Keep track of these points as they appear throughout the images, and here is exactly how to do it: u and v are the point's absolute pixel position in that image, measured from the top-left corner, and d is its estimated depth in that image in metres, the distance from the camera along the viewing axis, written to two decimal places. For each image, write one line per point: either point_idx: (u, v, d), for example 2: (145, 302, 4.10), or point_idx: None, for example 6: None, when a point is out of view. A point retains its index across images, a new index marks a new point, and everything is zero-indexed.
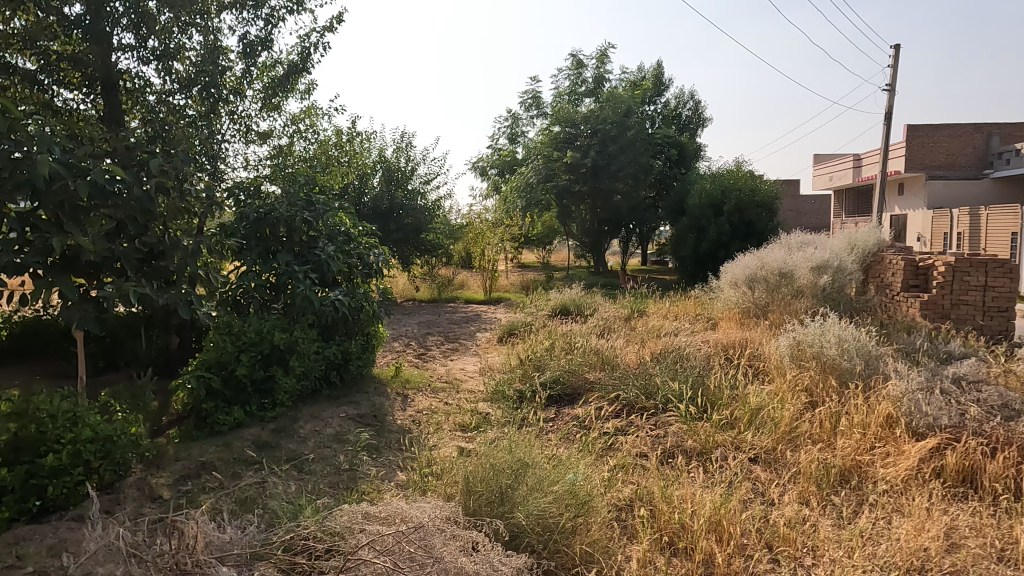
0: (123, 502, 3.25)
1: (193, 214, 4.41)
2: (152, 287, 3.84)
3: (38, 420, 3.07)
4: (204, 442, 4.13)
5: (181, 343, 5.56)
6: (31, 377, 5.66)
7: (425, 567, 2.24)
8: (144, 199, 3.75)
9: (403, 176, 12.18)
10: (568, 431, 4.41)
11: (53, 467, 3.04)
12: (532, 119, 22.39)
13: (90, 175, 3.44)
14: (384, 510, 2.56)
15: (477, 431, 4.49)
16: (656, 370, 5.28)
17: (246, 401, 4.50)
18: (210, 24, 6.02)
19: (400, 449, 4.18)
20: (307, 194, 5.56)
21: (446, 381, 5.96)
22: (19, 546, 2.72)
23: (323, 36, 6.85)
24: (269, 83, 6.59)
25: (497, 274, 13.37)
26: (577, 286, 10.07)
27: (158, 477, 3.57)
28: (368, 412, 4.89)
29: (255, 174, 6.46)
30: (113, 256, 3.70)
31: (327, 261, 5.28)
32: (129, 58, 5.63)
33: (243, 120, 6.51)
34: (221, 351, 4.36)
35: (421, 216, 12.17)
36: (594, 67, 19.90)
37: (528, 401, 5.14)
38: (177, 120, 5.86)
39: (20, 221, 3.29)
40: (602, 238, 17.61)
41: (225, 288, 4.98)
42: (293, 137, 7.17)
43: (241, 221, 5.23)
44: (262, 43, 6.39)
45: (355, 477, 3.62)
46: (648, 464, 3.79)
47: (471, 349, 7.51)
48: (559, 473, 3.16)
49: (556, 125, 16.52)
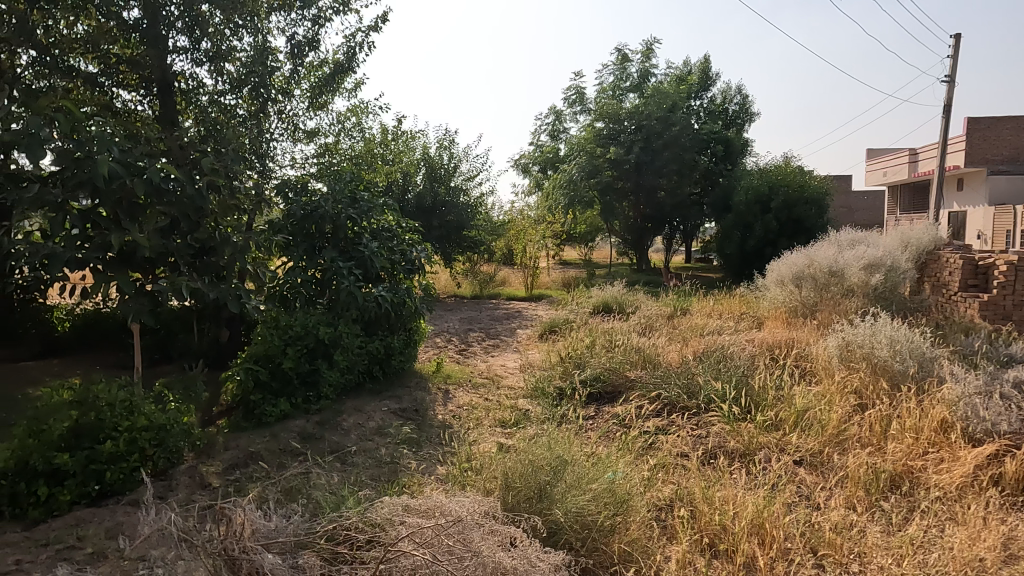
0: (176, 488, 3.38)
1: (243, 210, 4.53)
2: (203, 283, 3.96)
3: (98, 408, 3.23)
4: (253, 432, 4.26)
5: (232, 336, 5.75)
6: (92, 366, 5.97)
7: (463, 561, 2.27)
8: (196, 198, 3.88)
9: (446, 173, 12.24)
10: (608, 430, 4.39)
11: (111, 453, 3.18)
12: (575, 116, 22.24)
13: (146, 173, 3.60)
14: (423, 503, 2.61)
15: (517, 427, 4.49)
16: (698, 369, 5.19)
17: (292, 394, 4.63)
18: (260, 26, 6.17)
19: (440, 443, 4.22)
20: (351, 192, 5.67)
21: (486, 376, 5.99)
22: (79, 529, 2.86)
23: (368, 35, 6.94)
24: (316, 83, 6.73)
25: (538, 271, 13.36)
26: (619, 283, 9.96)
27: (208, 466, 3.68)
28: (410, 406, 4.94)
29: (302, 172, 6.60)
30: (167, 252, 3.84)
31: (372, 257, 5.34)
32: (183, 60, 5.84)
33: (291, 118, 6.65)
34: (268, 344, 4.52)
35: (464, 214, 12.22)
36: (638, 61, 19.59)
37: (567, 398, 5.12)
38: (227, 120, 6.04)
39: (82, 218, 3.49)
40: (645, 236, 17.53)
41: (273, 283, 5.18)
42: (339, 135, 7.30)
43: (288, 218, 5.37)
44: (310, 44, 6.52)
45: (396, 471, 3.69)
46: (690, 464, 3.73)
47: (513, 345, 7.52)
48: (598, 471, 3.15)
49: (599, 120, 16.39)
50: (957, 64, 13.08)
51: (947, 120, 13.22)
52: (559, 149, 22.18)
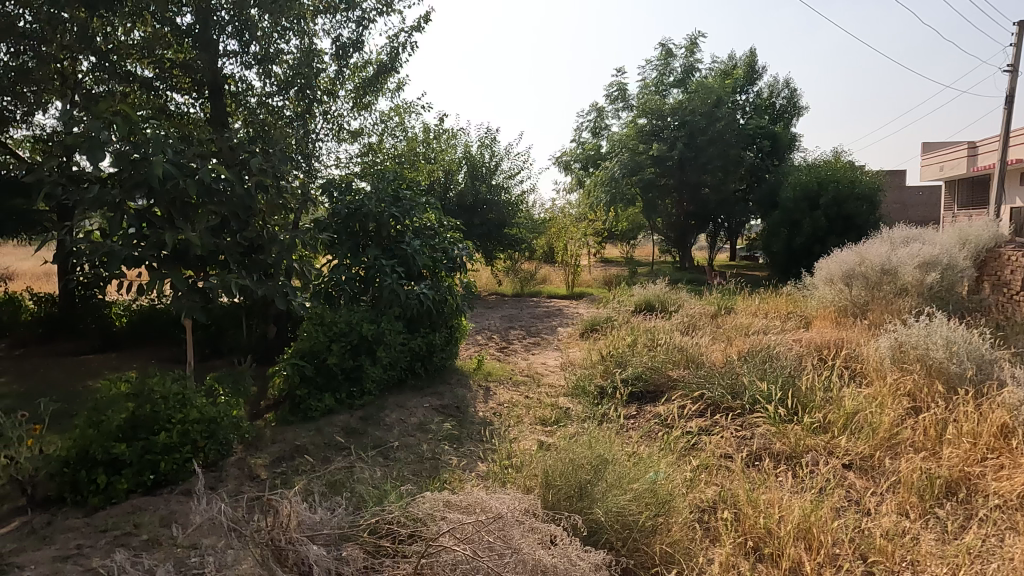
0: (225, 479, 3.48)
1: (290, 209, 4.63)
2: (252, 280, 4.07)
3: (153, 400, 3.36)
4: (299, 426, 4.36)
5: (279, 332, 5.89)
6: (148, 360, 6.21)
7: (503, 557, 2.29)
8: (245, 197, 3.99)
9: (487, 171, 12.29)
10: (650, 429, 4.35)
11: (165, 444, 3.30)
12: (617, 112, 22.03)
13: (198, 174, 3.72)
14: (464, 499, 2.63)
15: (557, 425, 4.48)
16: (743, 370, 5.09)
17: (337, 389, 4.72)
18: (306, 28, 6.30)
19: (480, 440, 4.24)
20: (394, 190, 5.75)
21: (527, 374, 6.00)
22: (136, 516, 2.98)
23: (411, 36, 7.01)
24: (360, 84, 6.83)
25: (579, 268, 13.29)
26: (661, 282, 9.84)
27: (256, 459, 3.79)
28: (451, 403, 4.98)
29: (347, 171, 6.72)
30: (218, 250, 3.96)
31: (414, 255, 5.40)
32: (233, 63, 6.01)
33: (336, 119, 6.77)
34: (313, 341, 4.63)
35: (505, 212, 12.26)
36: (682, 56, 19.29)
37: (608, 397, 5.08)
38: (275, 121, 6.19)
39: (139, 217, 3.63)
40: (688, 233, 17.27)
41: (318, 280, 5.29)
42: (382, 135, 7.40)
43: (332, 217, 5.47)
44: (354, 45, 6.63)
45: (437, 466, 3.72)
46: (733, 466, 3.67)
47: (553, 344, 7.51)
48: (639, 471, 3.13)
49: (642, 117, 16.21)
50: (1021, 53, 12.48)
51: (1010, 111, 12.63)
52: (601, 146, 22.03)
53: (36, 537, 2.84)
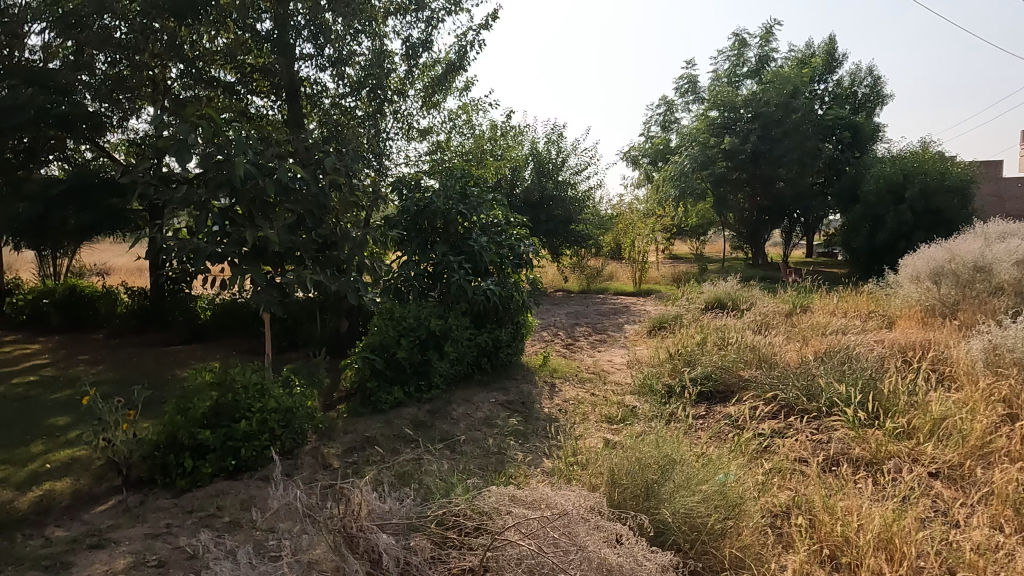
0: (301, 467, 3.62)
1: (361, 207, 4.77)
2: (326, 275, 4.22)
3: (234, 390, 3.54)
4: (369, 418, 4.49)
5: (351, 326, 6.08)
6: (230, 351, 6.53)
7: (569, 554, 2.29)
8: (320, 195, 4.13)
9: (553, 168, 12.26)
10: (719, 430, 4.24)
11: (246, 432, 3.47)
12: (688, 105, 21.52)
13: (276, 174, 3.88)
14: (529, 494, 2.65)
15: (624, 424, 4.43)
16: (819, 371, 4.88)
17: (405, 382, 4.83)
18: (378, 30, 6.45)
19: (546, 436, 4.25)
20: (462, 187, 5.81)
21: (593, 371, 5.96)
22: (219, 499, 3.14)
23: (479, 34, 7.07)
24: (429, 83, 6.95)
25: (647, 265, 13.07)
26: (733, 279, 9.56)
27: (329, 448, 3.92)
28: (517, 398, 5.01)
29: (416, 169, 6.85)
30: (294, 247, 4.11)
31: (481, 252, 5.45)
32: (309, 66, 6.22)
33: (406, 118, 6.91)
34: (383, 335, 4.79)
35: (571, 208, 12.20)
36: (757, 46, 18.63)
37: (676, 397, 4.98)
38: (348, 122, 6.38)
39: (222, 216, 3.82)
40: (761, 229, 16.71)
41: (389, 276, 5.45)
42: (450, 133, 7.50)
43: (402, 214, 5.59)
44: (423, 45, 6.74)
45: (503, 461, 3.75)
46: (809, 471, 3.53)
47: (620, 341, 7.43)
48: (708, 473, 3.06)
49: (713, 109, 15.76)
50: None
51: None
52: (670, 140, 21.57)
53: (130, 516, 3.04)
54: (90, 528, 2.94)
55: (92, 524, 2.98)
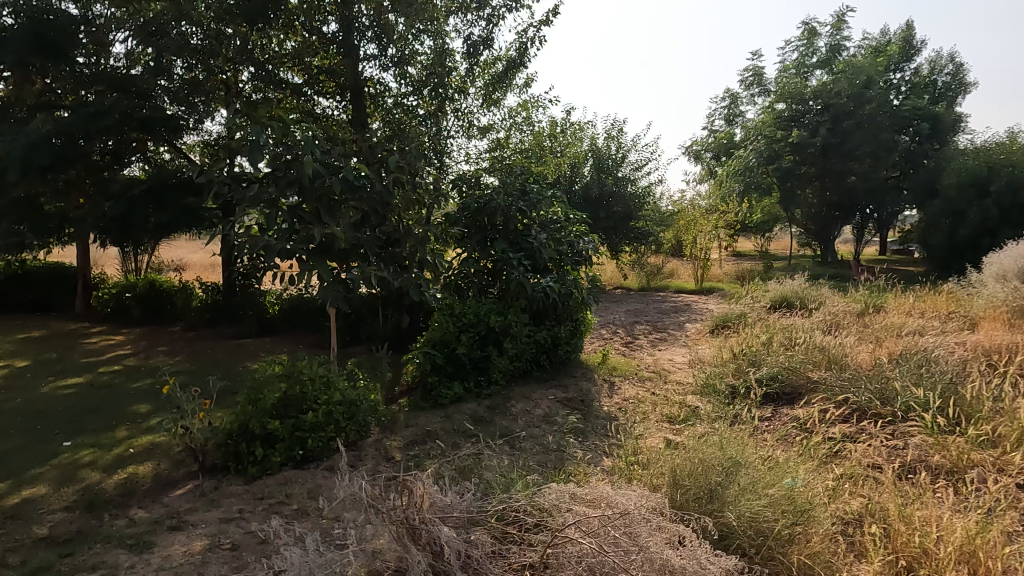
0: (364, 458, 3.71)
1: (423, 204, 4.84)
2: (389, 272, 4.30)
3: (302, 382, 3.66)
4: (430, 412, 4.56)
5: (412, 321, 6.18)
6: (297, 345, 6.75)
7: (630, 555, 2.27)
8: (384, 193, 4.22)
9: (613, 164, 12.12)
10: (786, 433, 4.10)
11: (312, 423, 3.58)
12: (753, 98, 20.90)
13: (342, 172, 3.98)
14: (590, 492, 2.63)
15: (686, 424, 4.34)
16: (895, 373, 4.66)
17: (465, 377, 4.88)
18: (439, 29, 6.53)
19: (605, 435, 4.21)
20: (522, 184, 5.82)
21: (653, 370, 5.87)
22: (288, 487, 3.26)
23: (540, 30, 7.06)
24: (489, 80, 6.99)
25: (709, 262, 12.76)
26: (801, 277, 9.23)
27: (391, 441, 4.00)
28: (576, 396, 4.98)
29: (476, 166, 6.90)
30: (359, 244, 4.21)
31: (540, 249, 5.45)
32: (373, 66, 6.36)
33: (467, 116, 6.97)
34: (444, 330, 4.86)
35: (631, 204, 12.05)
36: (828, 35, 17.90)
37: (741, 398, 4.85)
38: (410, 120, 6.48)
39: (291, 213, 3.94)
40: (831, 225, 16.07)
41: (449, 272, 5.51)
42: (510, 130, 7.53)
43: (463, 211, 5.64)
44: (484, 43, 6.77)
45: (562, 459, 3.74)
46: (883, 478, 3.38)
47: (681, 340, 7.29)
48: (775, 477, 2.97)
49: (780, 102, 15.25)
50: None
51: None
52: (734, 134, 20.99)
53: (205, 500, 3.18)
54: (170, 510, 3.10)
55: (171, 507, 3.14)
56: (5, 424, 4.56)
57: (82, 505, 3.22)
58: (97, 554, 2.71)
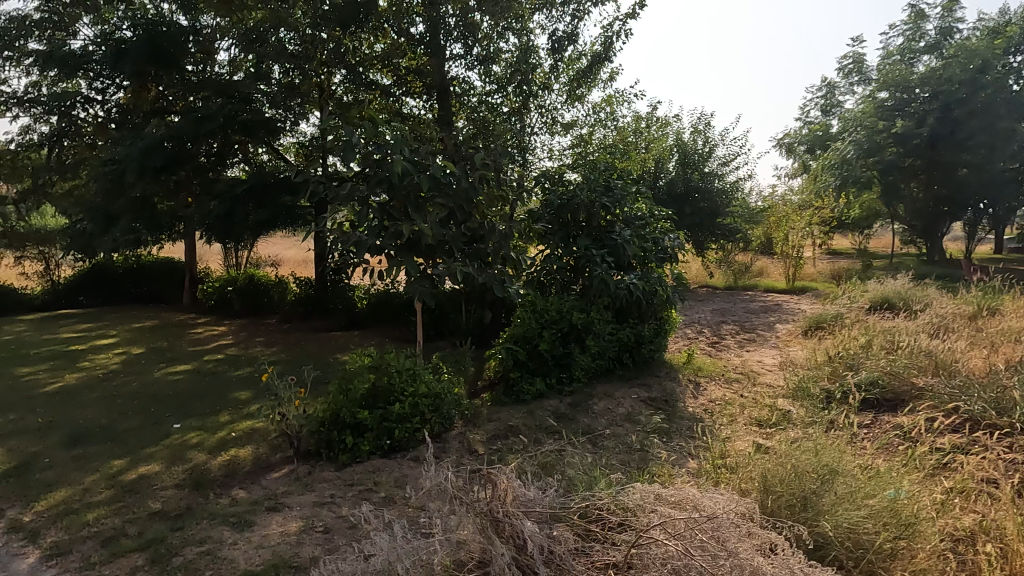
0: (448, 450, 3.78)
1: (507, 201, 4.88)
2: (473, 268, 4.36)
3: (390, 374, 3.78)
4: (512, 407, 4.61)
5: (494, 317, 6.26)
6: (384, 338, 6.97)
7: (718, 560, 2.20)
8: (470, 191, 4.29)
9: (700, 158, 11.80)
10: (888, 442, 3.86)
11: (399, 414, 3.69)
12: (852, 86, 19.77)
13: (430, 171, 4.08)
14: (675, 494, 2.58)
15: (777, 428, 4.17)
16: (1013, 382, 4.29)
17: (547, 374, 4.90)
18: (524, 27, 6.55)
19: (691, 436, 4.11)
20: (606, 180, 5.75)
21: (741, 372, 5.67)
22: (376, 474, 3.37)
23: (626, 23, 6.95)
24: (574, 76, 6.95)
25: (802, 260, 12.18)
26: (905, 276, 8.64)
27: (474, 434, 4.05)
28: (660, 396, 4.89)
29: (559, 162, 6.89)
30: (445, 240, 4.29)
31: (624, 245, 5.37)
32: (458, 66, 6.47)
33: (551, 112, 6.96)
34: (526, 327, 4.89)
35: (718, 201, 11.68)
36: (938, 17, 16.64)
37: (836, 403, 4.61)
38: (494, 118, 6.54)
39: (381, 211, 4.07)
40: (938, 221, 14.98)
41: (532, 269, 5.53)
42: (594, 126, 7.47)
43: (546, 207, 5.64)
44: (569, 38, 6.74)
45: (646, 458, 3.68)
46: (999, 493, 3.12)
47: (771, 341, 7.01)
48: (876, 487, 2.80)
49: (882, 90, 14.34)
50: None
51: None
52: (830, 126, 19.94)
53: (300, 484, 3.34)
54: (268, 491, 3.28)
55: (269, 489, 3.32)
56: (124, 405, 4.96)
57: (190, 483, 3.45)
58: (204, 529, 2.90)
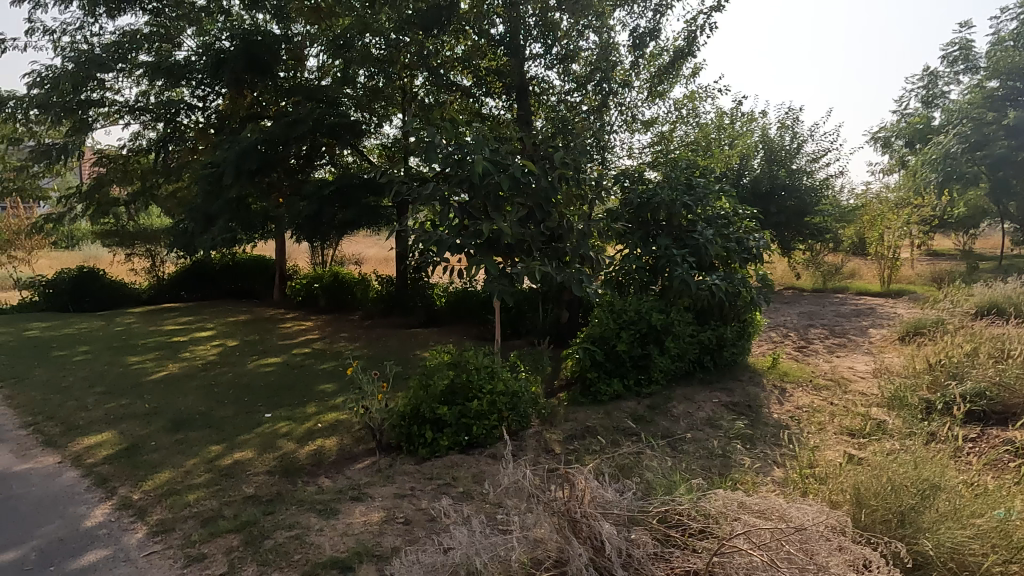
0: (525, 449, 3.80)
1: (586, 200, 4.86)
2: (552, 267, 4.36)
3: (468, 371, 3.84)
4: (589, 408, 4.58)
5: (571, 317, 6.24)
6: (461, 335, 7.08)
7: (806, 573, 2.12)
8: (549, 189, 4.29)
9: (787, 155, 11.34)
10: (997, 458, 3.58)
11: (477, 411, 3.74)
12: (957, 76, 18.46)
13: (510, 170, 4.11)
14: (760, 503, 2.50)
15: (870, 439, 3.95)
16: None
17: (625, 375, 4.84)
18: (605, 24, 6.49)
19: (776, 444, 3.95)
20: (687, 178, 5.63)
21: (831, 378, 5.41)
22: (454, 469, 3.43)
23: (711, 16, 6.77)
24: (655, 72, 6.83)
25: (899, 261, 11.47)
26: (1016, 280, 7.98)
27: (551, 433, 4.05)
28: (743, 401, 4.72)
29: (639, 161, 6.79)
30: (524, 239, 4.32)
31: (706, 245, 5.22)
32: (538, 65, 6.48)
33: (631, 110, 6.87)
34: (604, 327, 4.85)
35: (806, 199, 11.18)
36: None
37: (937, 414, 4.31)
38: (573, 116, 6.52)
39: (461, 210, 4.14)
40: None
41: (610, 269, 5.48)
42: (675, 123, 7.31)
43: (625, 206, 5.57)
44: (651, 33, 6.62)
45: (728, 465, 3.57)
46: None
47: (864, 346, 6.65)
48: (983, 505, 2.61)
49: (992, 79, 13.30)
50: None
51: None
52: (932, 118, 18.71)
53: (382, 475, 3.44)
54: (352, 481, 3.40)
55: (353, 479, 3.44)
56: (220, 394, 5.27)
57: (280, 470, 3.63)
58: (293, 515, 3.04)
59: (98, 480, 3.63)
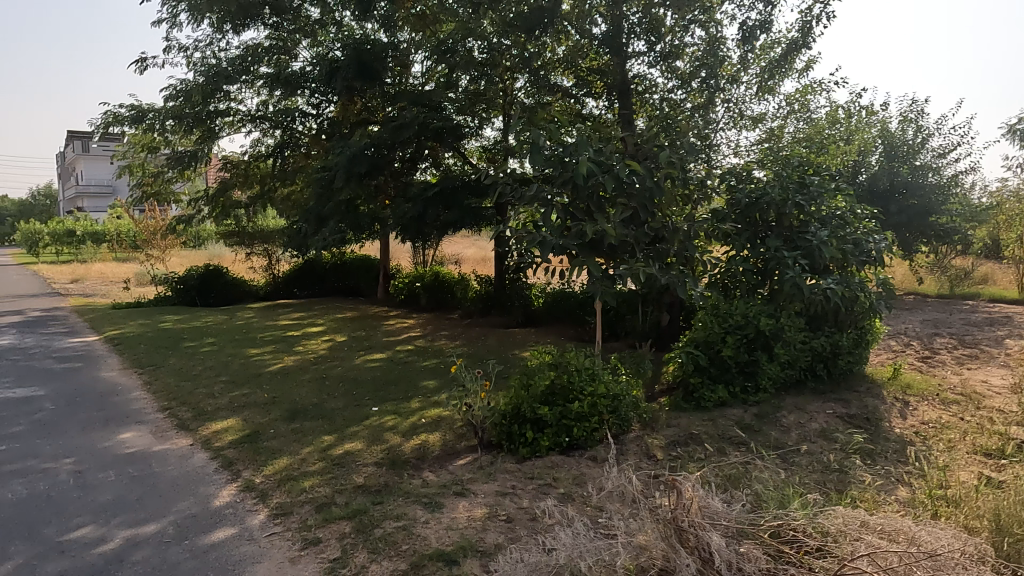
0: (626, 453, 3.73)
1: (690, 199, 4.80)
2: (656, 268, 4.27)
3: (569, 372, 3.84)
4: (692, 414, 4.46)
5: (673, 320, 6.10)
6: (559, 336, 7.08)
7: None
8: (654, 189, 4.19)
9: (909, 150, 10.56)
10: None
11: (578, 413, 3.72)
12: None
13: (615, 169, 4.07)
14: (885, 523, 2.33)
15: (1010, 461, 3.59)
16: None
17: (731, 381, 4.68)
18: (712, 18, 6.30)
19: (899, 461, 3.68)
20: (800, 177, 5.35)
21: (961, 392, 4.97)
22: (555, 470, 3.43)
23: (828, 5, 6.40)
24: (766, 66, 6.55)
25: None
26: None
27: (653, 438, 3.96)
28: (861, 413, 4.43)
29: (746, 159, 6.52)
30: (627, 241, 4.26)
31: (821, 246, 4.93)
32: (640, 63, 6.38)
33: (738, 106, 6.62)
34: (709, 331, 4.70)
35: (932, 197, 10.35)
36: None
37: None
38: (676, 114, 6.37)
39: (564, 211, 4.10)
40: None
41: (715, 271, 5.31)
42: (785, 119, 6.99)
43: (732, 207, 5.37)
44: (761, 26, 6.36)
45: (845, 481, 3.36)
46: None
47: (1000, 358, 6.07)
48: None
49: None
50: None
51: None
52: None
53: (484, 472, 3.50)
54: (456, 477, 3.47)
55: (456, 474, 3.52)
56: (331, 387, 5.54)
57: (387, 462, 3.76)
58: (400, 506, 3.15)
59: (225, 463, 3.91)
